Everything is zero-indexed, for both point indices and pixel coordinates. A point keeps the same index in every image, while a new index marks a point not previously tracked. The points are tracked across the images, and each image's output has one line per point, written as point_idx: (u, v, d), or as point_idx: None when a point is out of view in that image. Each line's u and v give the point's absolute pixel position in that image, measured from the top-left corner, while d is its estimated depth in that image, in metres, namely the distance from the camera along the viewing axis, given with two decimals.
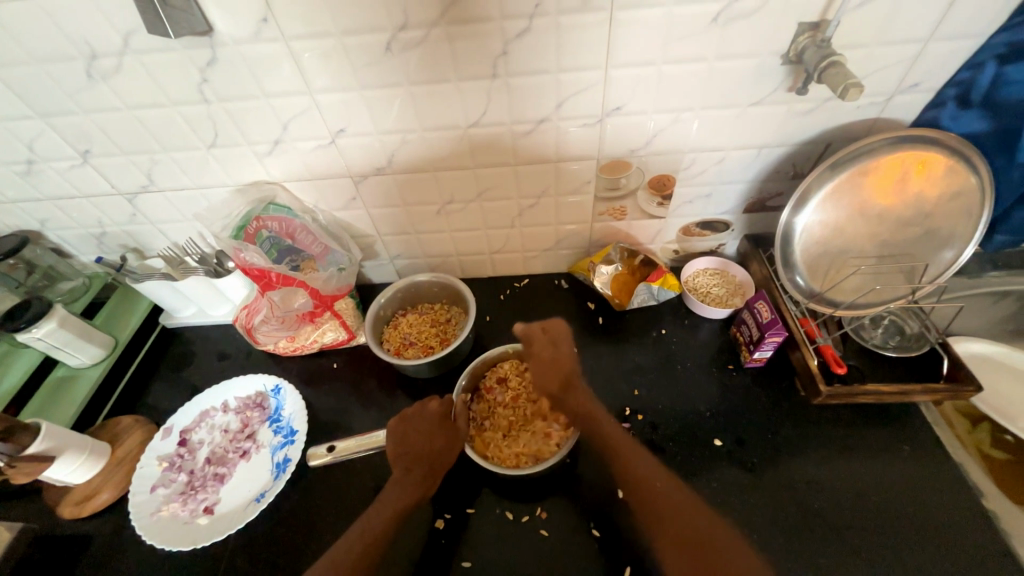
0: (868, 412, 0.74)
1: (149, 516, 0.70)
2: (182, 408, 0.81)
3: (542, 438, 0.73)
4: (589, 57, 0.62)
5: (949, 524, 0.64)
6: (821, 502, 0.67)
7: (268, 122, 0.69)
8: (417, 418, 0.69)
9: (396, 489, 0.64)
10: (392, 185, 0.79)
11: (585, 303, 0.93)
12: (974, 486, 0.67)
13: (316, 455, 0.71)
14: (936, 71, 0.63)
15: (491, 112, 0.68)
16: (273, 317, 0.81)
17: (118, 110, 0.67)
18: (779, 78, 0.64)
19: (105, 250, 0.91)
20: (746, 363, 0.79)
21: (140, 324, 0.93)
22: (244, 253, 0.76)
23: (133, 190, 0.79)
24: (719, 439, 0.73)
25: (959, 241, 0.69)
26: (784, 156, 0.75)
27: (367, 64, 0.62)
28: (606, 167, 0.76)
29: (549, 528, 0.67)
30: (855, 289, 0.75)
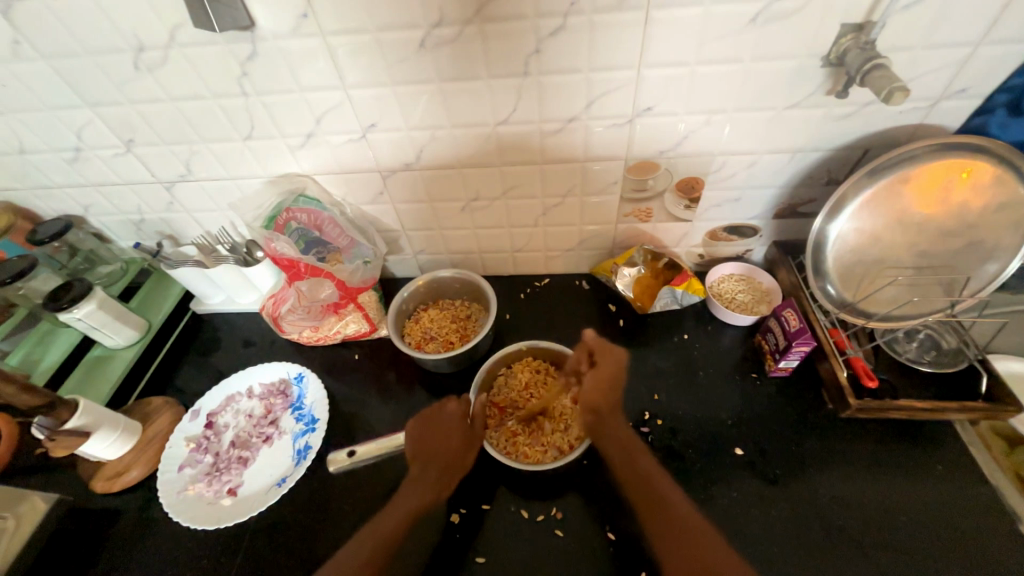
0: (899, 428, 0.71)
1: (176, 495, 0.72)
2: (209, 392, 0.83)
3: (561, 434, 0.74)
4: (623, 56, 0.61)
5: (983, 548, 0.62)
6: (846, 519, 0.65)
7: (302, 116, 0.70)
8: (436, 418, 0.70)
9: (413, 489, 0.64)
10: (419, 180, 0.79)
11: (606, 304, 0.93)
12: (1011, 511, 0.64)
13: (337, 460, 0.70)
14: (986, 76, 0.61)
15: (521, 111, 0.68)
16: (300, 307, 0.83)
17: (161, 101, 0.69)
18: (817, 81, 0.62)
19: (142, 236, 0.94)
20: (771, 372, 0.77)
21: (172, 308, 0.96)
22: (274, 243, 0.78)
23: (171, 178, 0.81)
24: (740, 449, 0.72)
25: (1004, 254, 0.65)
26: (818, 161, 0.73)
27: (400, 61, 0.63)
28: (634, 168, 0.76)
29: (564, 528, 0.67)
30: (889, 302, 0.73)
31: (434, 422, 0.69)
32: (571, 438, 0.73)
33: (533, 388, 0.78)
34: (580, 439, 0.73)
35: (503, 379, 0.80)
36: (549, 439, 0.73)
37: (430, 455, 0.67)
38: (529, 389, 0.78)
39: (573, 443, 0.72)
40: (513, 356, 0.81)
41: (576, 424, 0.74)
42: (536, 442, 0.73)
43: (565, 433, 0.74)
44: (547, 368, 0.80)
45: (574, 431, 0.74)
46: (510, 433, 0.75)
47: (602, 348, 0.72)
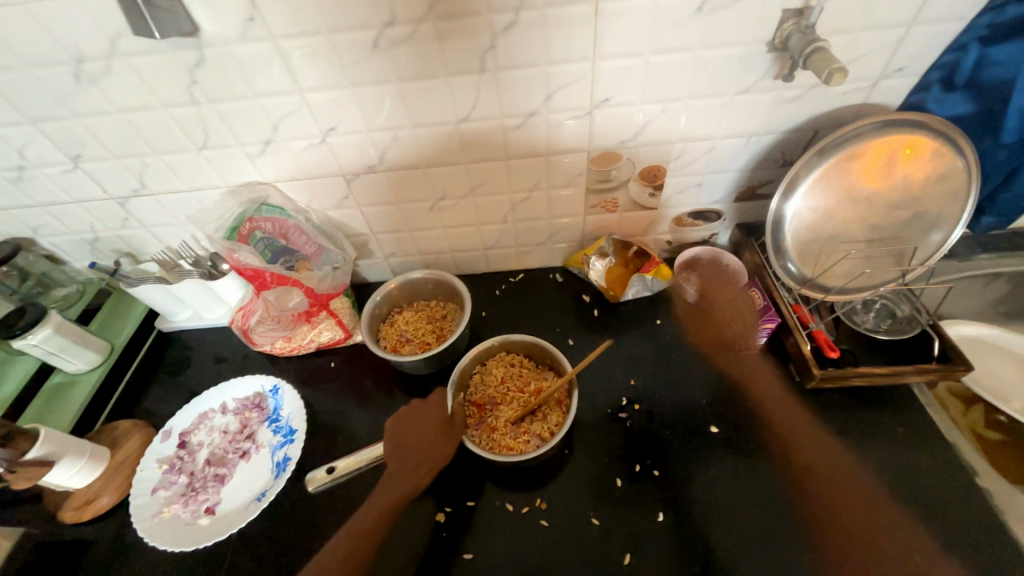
0: (862, 395, 0.74)
1: (151, 518, 0.70)
2: (180, 411, 0.81)
3: (540, 422, 0.74)
4: (577, 49, 0.62)
5: (945, 501, 0.65)
6: (818, 486, 0.67)
7: (258, 122, 0.69)
8: (416, 414, 0.72)
9: (389, 483, 0.66)
10: (385, 182, 0.79)
11: (580, 295, 0.94)
12: (969, 465, 0.68)
13: (316, 479, 0.69)
14: (921, 55, 0.64)
15: (481, 107, 0.68)
16: (268, 317, 0.82)
17: (108, 114, 0.67)
18: (765, 66, 0.65)
19: (98, 256, 0.91)
20: (740, 350, 0.79)
21: (137, 328, 0.93)
22: (238, 254, 0.76)
23: (124, 194, 0.79)
24: (716, 426, 0.74)
25: (947, 222, 0.70)
26: (772, 144, 0.75)
27: (356, 62, 0.62)
28: (596, 159, 0.77)
29: (549, 518, 0.68)
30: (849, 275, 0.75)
31: (414, 417, 0.72)
32: (551, 424, 0.73)
33: (510, 381, 0.78)
34: (559, 425, 0.73)
35: (479, 377, 0.80)
36: (529, 428, 0.74)
37: (407, 448, 0.69)
38: (506, 383, 0.78)
39: (552, 428, 0.73)
40: (487, 353, 0.81)
41: (554, 411, 0.75)
42: (516, 432, 0.74)
43: (544, 420, 0.74)
44: (522, 360, 0.80)
45: (553, 417, 0.74)
46: (490, 429, 0.75)
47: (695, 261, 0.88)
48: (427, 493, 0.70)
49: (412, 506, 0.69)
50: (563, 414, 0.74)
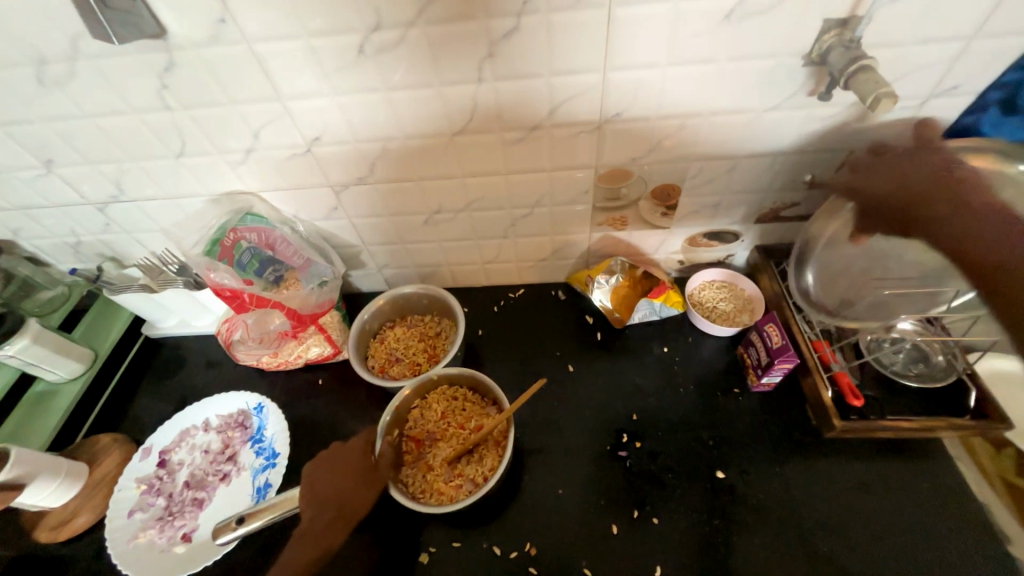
0: (884, 444, 0.68)
1: (126, 543, 0.67)
2: (161, 427, 0.78)
3: (475, 465, 0.69)
4: (585, 59, 0.55)
5: (972, 570, 0.60)
6: (830, 545, 0.62)
7: (238, 130, 0.64)
8: (337, 459, 0.61)
9: (303, 543, 0.54)
10: (375, 194, 0.73)
11: (583, 316, 0.88)
12: (998, 530, 0.62)
13: (223, 530, 0.57)
14: (979, 72, 0.56)
15: (479, 119, 0.62)
16: (251, 337, 0.78)
17: (77, 118, 0.62)
18: (799, 81, 0.57)
19: (82, 259, 0.87)
20: (754, 387, 0.74)
21: (122, 335, 0.90)
22: (214, 273, 0.72)
23: (103, 199, 0.74)
24: (722, 471, 0.68)
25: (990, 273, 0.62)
26: (801, 165, 0.68)
27: (340, 69, 0.57)
28: (605, 176, 0.70)
29: (538, 565, 0.64)
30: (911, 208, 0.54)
31: (333, 460, 0.61)
32: (485, 468, 0.68)
33: (451, 417, 0.73)
34: (494, 470, 0.68)
35: (416, 412, 0.74)
36: (463, 471, 0.69)
37: (325, 499, 0.57)
38: (446, 419, 0.73)
39: (487, 472, 0.68)
40: (425, 386, 0.75)
41: (490, 453, 0.69)
42: (450, 475, 0.69)
43: (479, 463, 0.69)
44: (464, 394, 0.75)
45: (488, 460, 0.69)
46: (426, 468, 0.70)
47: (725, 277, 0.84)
48: (412, 530, 0.67)
49: (395, 545, 0.66)
50: (499, 457, 0.69)
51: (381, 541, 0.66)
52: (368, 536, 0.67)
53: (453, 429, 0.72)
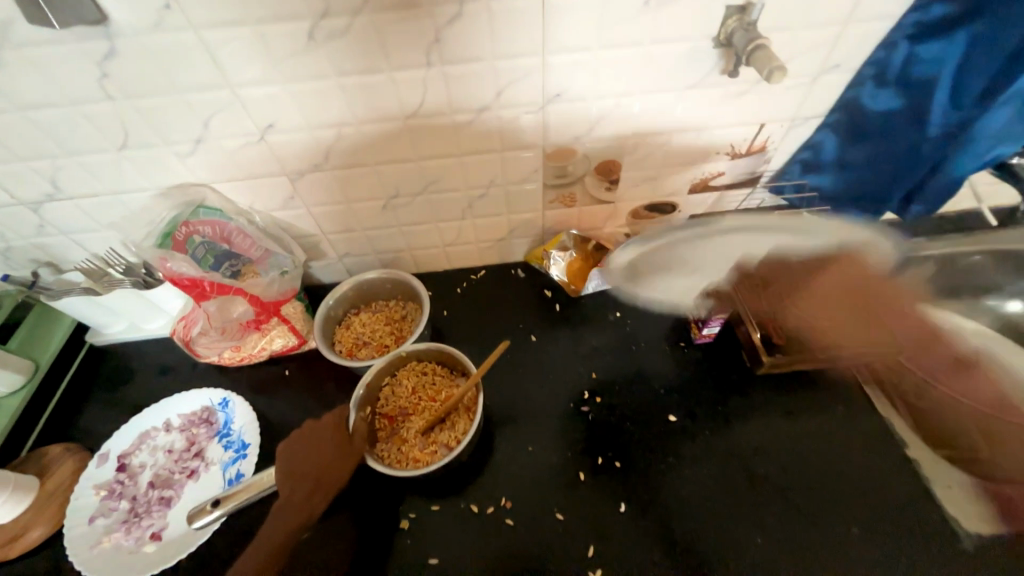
0: (806, 377, 0.79)
1: (89, 549, 0.65)
2: (118, 432, 0.76)
3: (448, 431, 0.73)
4: (525, 43, 0.60)
5: (880, 472, 0.70)
6: (767, 466, 0.71)
7: (186, 119, 0.64)
8: (310, 435, 0.62)
9: (278, 517, 0.56)
10: (332, 181, 0.75)
11: (542, 290, 0.94)
12: (899, 438, 0.73)
13: (198, 514, 0.56)
14: (855, 52, 0.66)
15: (429, 103, 0.66)
16: (212, 328, 0.77)
17: (7, 111, 0.59)
18: (712, 62, 0.65)
19: (12, 266, 0.82)
20: (696, 339, 0.82)
21: (64, 343, 0.85)
22: (170, 262, 0.71)
23: (37, 198, 0.71)
24: (674, 415, 0.76)
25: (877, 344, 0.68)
26: (722, 138, 0.77)
27: (290, 55, 0.58)
28: (552, 155, 0.76)
29: (514, 516, 0.68)
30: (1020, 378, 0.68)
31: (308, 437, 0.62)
32: (458, 432, 0.73)
33: (422, 391, 0.77)
34: (466, 433, 0.72)
35: (387, 390, 0.77)
36: (437, 438, 0.73)
37: (302, 474, 0.59)
38: (417, 393, 0.76)
39: (460, 437, 0.72)
40: (396, 363, 0.77)
41: (462, 419, 0.74)
42: (424, 444, 0.72)
43: (452, 429, 0.73)
44: (433, 368, 0.78)
45: (460, 425, 0.73)
46: (401, 441, 0.73)
47: None
48: (391, 500, 0.70)
49: (376, 515, 0.68)
50: (470, 421, 0.73)
51: (362, 513, 0.68)
52: (348, 510, 0.68)
53: (424, 402, 0.76)
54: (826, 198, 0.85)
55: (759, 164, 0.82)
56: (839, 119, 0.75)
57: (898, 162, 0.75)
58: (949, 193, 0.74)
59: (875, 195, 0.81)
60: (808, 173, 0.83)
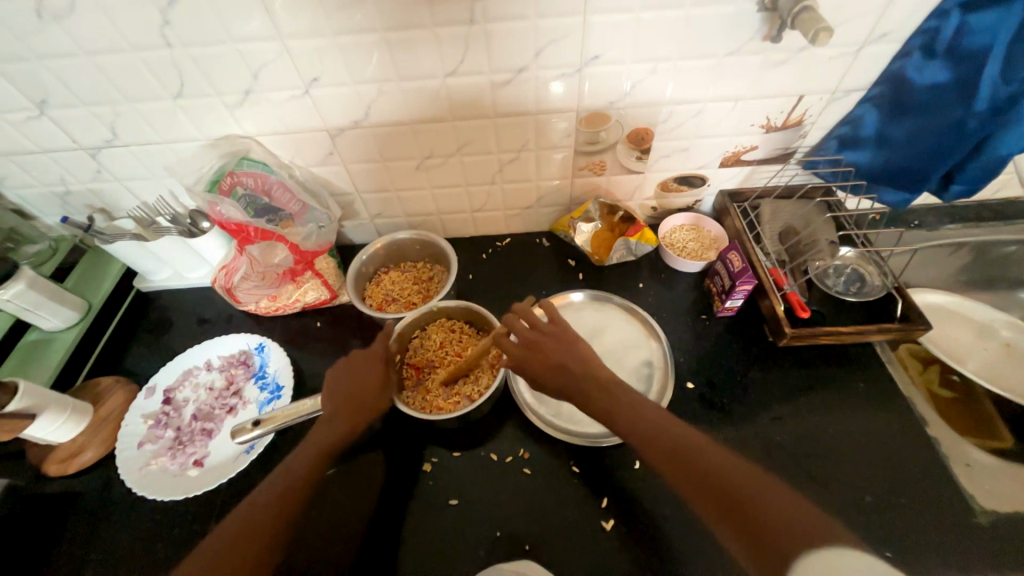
0: (827, 353, 0.79)
1: (138, 470, 0.71)
2: (164, 368, 0.81)
3: (472, 382, 0.76)
4: (567, 2, 0.61)
5: (896, 447, 0.71)
6: (782, 435, 0.73)
7: (237, 70, 0.66)
8: (352, 363, 0.67)
9: (322, 431, 0.61)
10: (370, 139, 0.77)
11: (566, 260, 0.95)
12: (920, 417, 0.74)
13: (241, 431, 0.61)
14: (906, 21, 0.65)
15: (469, 62, 0.67)
16: (253, 274, 0.82)
17: (75, 55, 0.63)
18: (754, 27, 0.65)
19: (71, 211, 0.87)
20: (718, 312, 0.83)
21: (114, 286, 0.90)
22: (219, 207, 0.75)
23: (96, 144, 0.75)
24: (692, 383, 0.78)
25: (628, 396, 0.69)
26: (758, 109, 0.76)
27: (339, 7, 0.60)
28: (586, 120, 0.77)
29: (531, 466, 0.71)
30: (823, 557, 0.41)
31: (351, 366, 0.67)
32: (481, 386, 0.75)
33: (448, 346, 0.80)
34: (489, 387, 0.75)
35: (417, 343, 0.81)
36: (460, 390, 0.76)
37: (343, 396, 0.64)
38: (444, 347, 0.80)
39: (482, 390, 0.75)
40: (426, 318, 0.81)
41: (485, 374, 0.76)
42: (448, 394, 0.75)
43: (475, 382, 0.76)
44: (461, 327, 0.82)
45: (484, 379, 0.76)
46: (425, 391, 0.76)
47: (697, 222, 0.93)
48: (415, 444, 0.73)
49: (402, 457, 0.72)
50: (494, 376, 0.76)
51: (389, 454, 0.72)
52: (375, 452, 0.72)
53: (449, 357, 0.79)
54: (864, 173, 0.83)
55: (795, 138, 0.81)
56: (882, 93, 0.73)
57: (939, 140, 0.71)
58: (992, 172, 0.71)
59: (913, 172, 0.77)
60: (845, 149, 0.82)
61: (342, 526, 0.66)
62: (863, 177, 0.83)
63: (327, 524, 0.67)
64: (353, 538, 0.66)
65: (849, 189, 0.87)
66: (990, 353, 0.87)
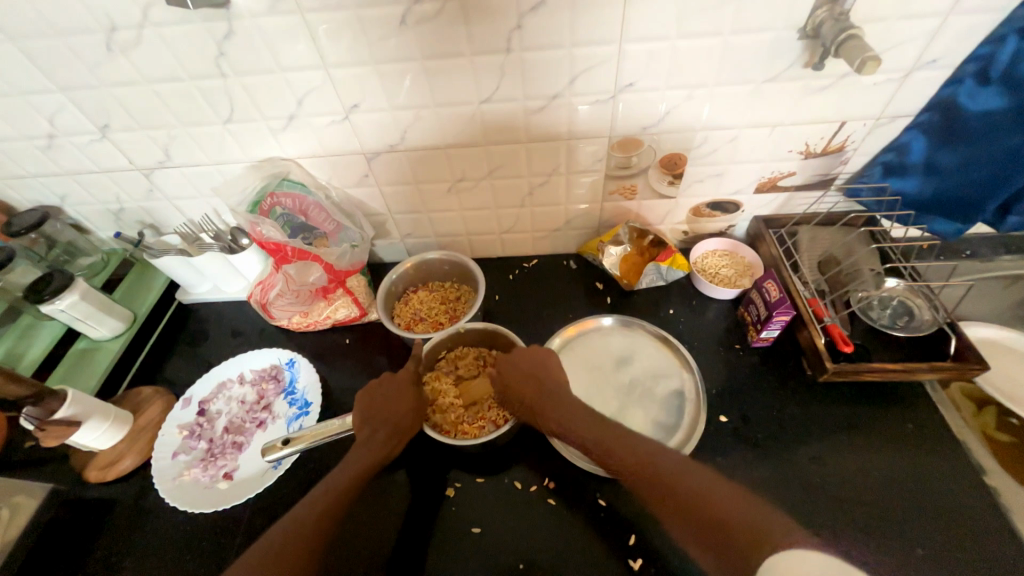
0: (872, 391, 0.75)
1: (172, 480, 0.73)
2: (200, 380, 0.84)
3: (498, 407, 0.76)
4: (603, 31, 0.62)
5: (952, 497, 0.66)
6: (824, 477, 0.69)
7: (283, 96, 0.69)
8: (386, 385, 0.68)
9: (360, 452, 0.61)
10: (405, 162, 0.79)
11: (594, 283, 0.94)
12: (977, 464, 0.69)
13: (272, 449, 0.63)
14: (957, 46, 0.62)
15: (504, 88, 0.68)
16: (289, 291, 0.82)
17: (137, 83, 0.67)
18: (794, 54, 0.64)
19: (123, 226, 0.92)
20: (753, 342, 0.80)
21: (158, 298, 0.95)
22: (260, 227, 0.77)
23: (150, 165, 0.80)
24: (725, 416, 0.75)
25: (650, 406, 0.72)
26: (797, 135, 0.74)
27: (381, 37, 0.62)
28: (618, 145, 0.77)
29: (556, 497, 0.70)
30: (789, 556, 0.43)
31: (384, 388, 0.68)
32: (507, 412, 0.75)
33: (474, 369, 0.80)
34: (515, 413, 0.75)
35: (444, 364, 0.81)
36: (485, 415, 0.75)
37: (380, 416, 0.65)
38: (470, 370, 0.80)
39: (508, 416, 0.75)
40: (453, 339, 0.81)
41: None
42: (473, 418, 0.75)
43: (501, 407, 0.76)
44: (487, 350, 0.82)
45: None
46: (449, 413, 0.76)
47: (734, 250, 0.90)
48: (439, 468, 0.73)
49: (426, 480, 0.72)
50: None
51: (412, 477, 0.72)
52: (399, 473, 0.72)
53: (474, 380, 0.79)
54: (911, 203, 0.79)
55: (836, 164, 0.79)
56: (931, 120, 0.70)
57: (998, 167, 0.67)
58: None
59: (967, 203, 0.73)
60: (890, 176, 0.79)
61: (364, 548, 0.66)
62: (905, 209, 0.81)
63: (350, 545, 0.67)
64: (375, 561, 0.65)
65: (898, 220, 0.84)
66: None
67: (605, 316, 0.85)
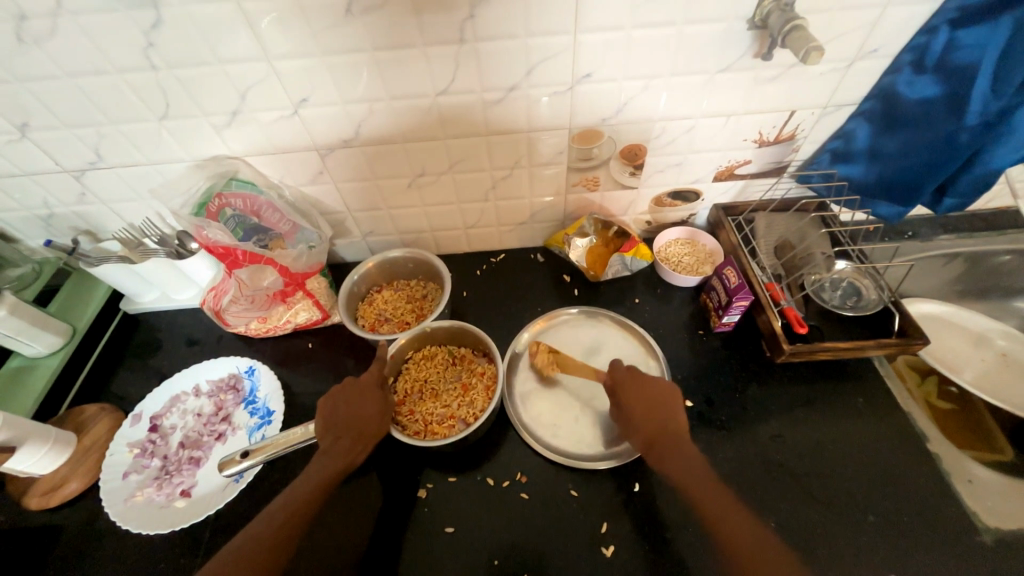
0: (826, 369, 0.79)
1: (123, 502, 0.68)
2: (151, 394, 0.79)
3: (467, 404, 0.75)
4: (558, 21, 0.61)
5: (899, 466, 0.70)
6: (783, 454, 0.72)
7: (224, 90, 0.65)
8: (350, 390, 0.66)
9: (323, 461, 0.60)
10: (361, 158, 0.76)
11: (561, 275, 0.94)
12: (920, 432, 0.73)
13: (229, 463, 0.60)
14: (895, 37, 0.65)
15: (460, 80, 0.67)
16: (242, 297, 0.79)
17: (57, 78, 0.62)
18: (745, 44, 0.65)
19: (54, 233, 0.85)
20: (716, 328, 0.82)
21: (100, 309, 0.88)
22: (206, 231, 0.72)
23: (80, 166, 0.74)
24: (690, 401, 0.77)
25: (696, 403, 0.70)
26: (751, 124, 0.76)
27: (328, 27, 0.59)
28: (578, 136, 0.76)
29: (529, 490, 0.70)
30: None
31: (348, 394, 0.65)
32: (477, 409, 0.74)
33: (442, 367, 0.79)
34: (484, 410, 0.74)
35: (413, 364, 0.80)
36: (455, 413, 0.75)
37: (343, 423, 0.63)
38: (438, 369, 0.79)
39: (478, 413, 0.74)
40: (419, 339, 0.80)
41: (481, 396, 0.75)
42: (443, 417, 0.74)
43: (470, 405, 0.75)
44: (455, 348, 0.81)
45: (479, 402, 0.75)
46: (417, 414, 0.75)
47: (693, 238, 0.93)
48: (409, 470, 0.71)
49: (397, 483, 0.70)
50: (489, 399, 0.75)
51: (382, 481, 0.70)
52: (369, 478, 0.70)
53: (444, 379, 0.78)
54: (857, 188, 0.83)
55: (787, 153, 0.81)
56: (873, 108, 0.74)
57: (931, 155, 0.71)
58: (985, 182, 0.72)
59: (906, 186, 0.76)
60: (838, 163, 0.82)
61: (334, 557, 0.65)
62: (851, 195, 0.84)
63: (320, 555, 0.65)
64: (347, 570, 0.64)
65: (845, 203, 0.87)
66: (987, 362, 0.86)
67: (573, 309, 0.86)
